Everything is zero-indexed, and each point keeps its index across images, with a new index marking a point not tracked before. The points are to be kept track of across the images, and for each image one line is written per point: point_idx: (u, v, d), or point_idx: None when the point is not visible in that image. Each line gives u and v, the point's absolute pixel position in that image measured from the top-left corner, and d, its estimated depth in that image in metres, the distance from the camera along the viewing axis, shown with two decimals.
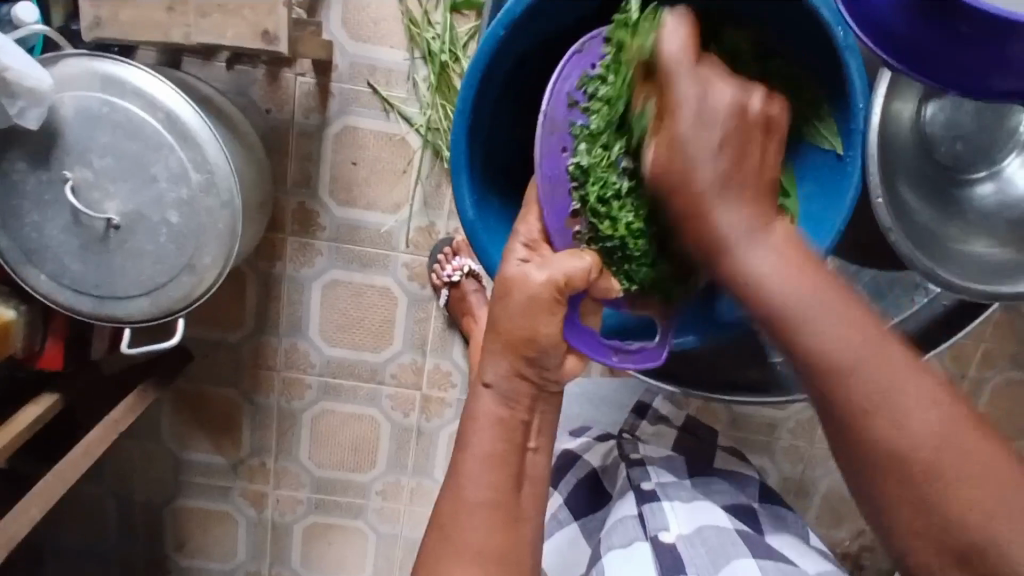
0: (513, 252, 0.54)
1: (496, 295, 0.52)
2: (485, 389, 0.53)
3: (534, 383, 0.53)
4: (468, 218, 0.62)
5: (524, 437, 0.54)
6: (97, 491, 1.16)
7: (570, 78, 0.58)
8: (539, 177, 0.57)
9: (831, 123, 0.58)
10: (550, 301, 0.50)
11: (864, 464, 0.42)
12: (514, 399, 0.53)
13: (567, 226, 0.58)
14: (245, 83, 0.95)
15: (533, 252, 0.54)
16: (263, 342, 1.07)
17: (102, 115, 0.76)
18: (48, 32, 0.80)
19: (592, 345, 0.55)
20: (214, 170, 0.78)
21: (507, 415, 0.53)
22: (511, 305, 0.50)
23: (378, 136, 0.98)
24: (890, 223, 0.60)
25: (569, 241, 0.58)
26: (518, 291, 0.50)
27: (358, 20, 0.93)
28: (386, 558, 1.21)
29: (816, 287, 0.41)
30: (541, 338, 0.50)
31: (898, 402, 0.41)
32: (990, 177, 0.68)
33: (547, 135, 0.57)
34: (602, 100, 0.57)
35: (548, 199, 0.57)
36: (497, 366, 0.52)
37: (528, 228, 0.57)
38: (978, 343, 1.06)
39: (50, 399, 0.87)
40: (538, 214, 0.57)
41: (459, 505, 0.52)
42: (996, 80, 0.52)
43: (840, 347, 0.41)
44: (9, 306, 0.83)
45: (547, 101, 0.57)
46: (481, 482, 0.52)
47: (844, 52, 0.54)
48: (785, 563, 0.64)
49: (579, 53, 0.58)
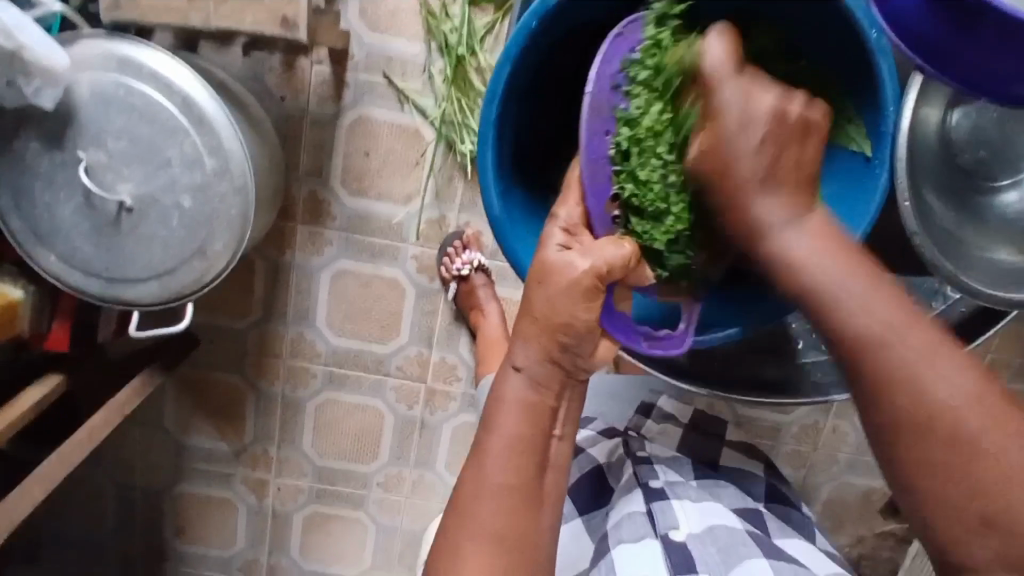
0: (553, 237, 0.53)
1: (533, 278, 0.52)
2: (515, 371, 0.53)
3: (567, 370, 0.53)
4: (495, 214, 0.61)
5: (552, 422, 0.54)
6: (97, 473, 1.16)
7: (613, 62, 0.57)
8: (583, 158, 0.57)
9: (861, 124, 0.58)
10: (590, 288, 0.50)
11: (886, 428, 0.43)
12: (535, 398, 0.53)
13: (607, 209, 0.58)
14: (261, 70, 0.95)
15: (572, 237, 0.53)
16: (270, 329, 1.06)
17: (117, 96, 0.75)
18: (66, 12, 0.79)
19: (625, 330, 0.57)
20: (229, 156, 0.78)
21: (539, 400, 0.53)
22: (549, 291, 0.50)
23: (392, 127, 0.98)
24: (917, 228, 0.60)
25: (608, 226, 0.58)
26: (557, 278, 0.50)
27: (376, 10, 0.93)
28: (385, 550, 1.21)
29: (827, 252, 0.45)
30: (578, 322, 0.50)
31: (921, 381, 0.42)
32: (1013, 185, 0.67)
33: (592, 118, 0.57)
34: (643, 85, 0.57)
35: (590, 180, 0.57)
36: (529, 349, 0.52)
37: (569, 211, 0.56)
38: (984, 353, 1.06)
39: (56, 380, 0.87)
40: (579, 197, 0.57)
41: (472, 495, 0.52)
42: (1016, 85, 0.52)
43: (864, 317, 0.43)
44: (18, 286, 0.84)
45: (591, 81, 0.56)
46: (505, 464, 0.52)
47: (877, 55, 0.54)
48: (797, 565, 0.65)
49: (619, 36, 0.57)
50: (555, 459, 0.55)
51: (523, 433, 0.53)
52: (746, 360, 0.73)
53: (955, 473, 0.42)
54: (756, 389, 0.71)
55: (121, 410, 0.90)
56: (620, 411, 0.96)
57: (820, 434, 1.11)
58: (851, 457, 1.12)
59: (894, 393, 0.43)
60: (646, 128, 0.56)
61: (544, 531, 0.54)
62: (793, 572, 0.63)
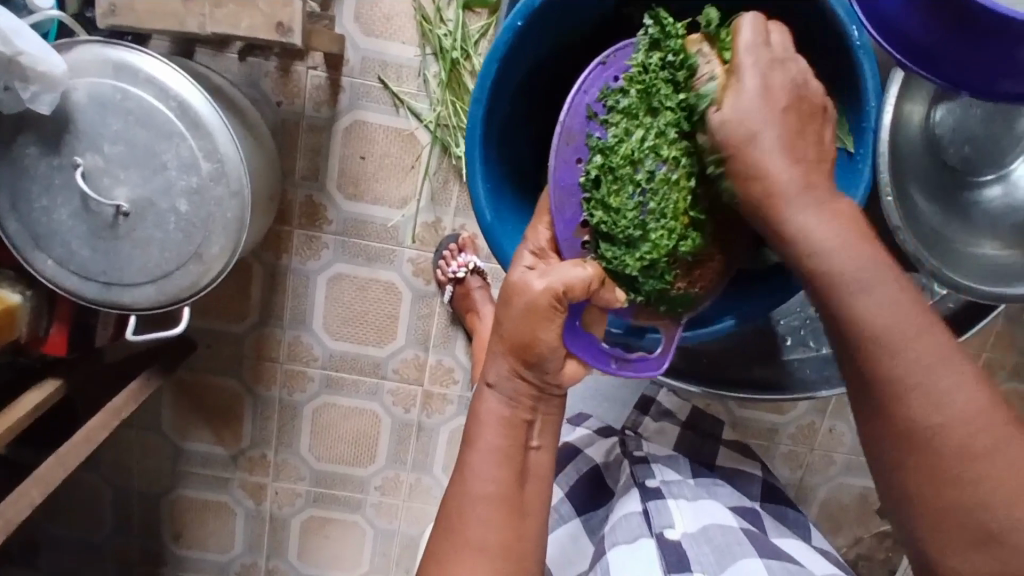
0: (521, 260, 0.53)
1: (500, 298, 0.51)
2: (488, 390, 0.53)
3: (535, 386, 0.53)
4: (486, 222, 0.62)
5: (527, 435, 0.54)
6: (95, 477, 1.16)
7: (591, 90, 0.56)
8: (551, 185, 0.56)
9: (842, 123, 0.58)
10: (548, 308, 0.49)
11: (887, 433, 0.47)
12: (517, 399, 0.53)
13: (578, 235, 0.57)
14: (257, 75, 0.96)
15: (538, 261, 0.54)
16: (267, 333, 1.07)
17: (114, 101, 0.76)
18: (64, 18, 0.80)
19: (592, 351, 0.54)
20: (224, 160, 0.78)
21: (511, 416, 0.53)
22: (512, 311, 0.50)
23: (388, 131, 0.98)
24: (899, 222, 0.60)
25: (577, 251, 0.57)
26: (517, 299, 0.49)
27: (371, 15, 0.94)
28: (383, 554, 1.21)
29: (850, 248, 0.47)
30: (540, 344, 0.50)
31: (933, 387, 0.45)
32: (997, 181, 0.68)
33: (563, 146, 0.56)
34: (622, 112, 0.55)
35: (558, 208, 0.57)
36: (498, 367, 0.52)
37: (537, 237, 0.56)
38: (980, 352, 1.06)
39: (52, 384, 0.87)
40: (548, 222, 0.57)
41: (464, 494, 0.53)
42: (1003, 80, 0.53)
43: (883, 324, 0.46)
44: (15, 290, 0.84)
45: (564, 109, 0.56)
46: (488, 477, 0.53)
47: (857, 51, 0.55)
48: (791, 564, 0.64)
49: (601, 65, 0.57)
50: (533, 470, 0.55)
51: (511, 437, 0.54)
52: (735, 362, 0.74)
53: (946, 485, 0.46)
54: (742, 386, 0.72)
55: (118, 413, 0.90)
56: (616, 412, 0.97)
57: (817, 435, 1.11)
58: (848, 458, 1.12)
59: (901, 403, 0.46)
60: (620, 154, 0.54)
61: (534, 530, 0.54)
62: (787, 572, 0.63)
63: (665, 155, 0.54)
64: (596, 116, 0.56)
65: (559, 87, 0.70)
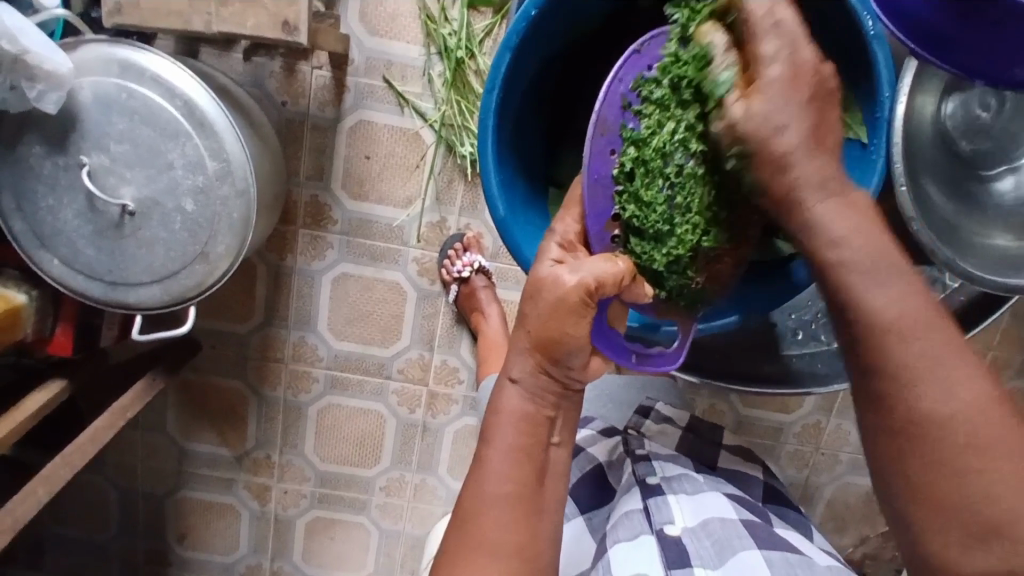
0: (547, 252, 0.52)
1: (526, 293, 0.50)
2: (511, 384, 0.53)
3: (560, 382, 0.52)
4: (501, 215, 0.61)
5: (549, 433, 0.54)
6: (99, 479, 1.16)
7: (625, 79, 0.56)
8: (585, 178, 0.56)
9: (855, 112, 0.59)
10: (578, 304, 0.48)
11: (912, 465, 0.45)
12: (541, 395, 0.52)
13: (607, 229, 0.57)
14: (261, 75, 0.96)
15: (566, 253, 0.52)
16: (272, 333, 1.07)
17: (120, 100, 0.76)
18: (69, 17, 0.80)
19: (614, 347, 0.55)
20: (230, 159, 0.78)
21: (535, 412, 0.52)
22: (540, 306, 0.49)
23: (392, 130, 0.98)
24: (915, 213, 0.60)
25: (606, 245, 0.57)
26: (547, 292, 0.48)
27: (375, 15, 0.94)
28: (388, 555, 1.21)
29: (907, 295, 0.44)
30: (568, 339, 0.49)
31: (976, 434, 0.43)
32: (1009, 171, 0.68)
33: (597, 136, 0.56)
34: (655, 104, 0.55)
35: (591, 200, 0.56)
36: (523, 363, 0.52)
37: (566, 227, 0.56)
38: (986, 351, 1.06)
39: (58, 385, 0.87)
40: (578, 216, 0.56)
41: (476, 494, 0.52)
42: (1019, 70, 0.52)
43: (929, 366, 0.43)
44: (20, 290, 0.84)
45: (598, 99, 0.56)
46: (503, 476, 0.52)
47: (872, 41, 0.54)
48: (792, 555, 0.63)
49: (636, 53, 0.56)
50: (553, 467, 0.55)
51: (529, 436, 0.53)
52: (741, 354, 0.74)
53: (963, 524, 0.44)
54: (759, 381, 0.72)
55: (124, 414, 0.89)
56: (620, 413, 0.96)
57: (823, 434, 1.11)
58: (854, 457, 1.12)
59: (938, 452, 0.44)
60: (653, 147, 0.54)
61: (547, 529, 0.54)
62: (788, 566, 0.62)
63: (693, 149, 0.53)
64: (631, 108, 0.56)
65: (566, 78, 0.69)
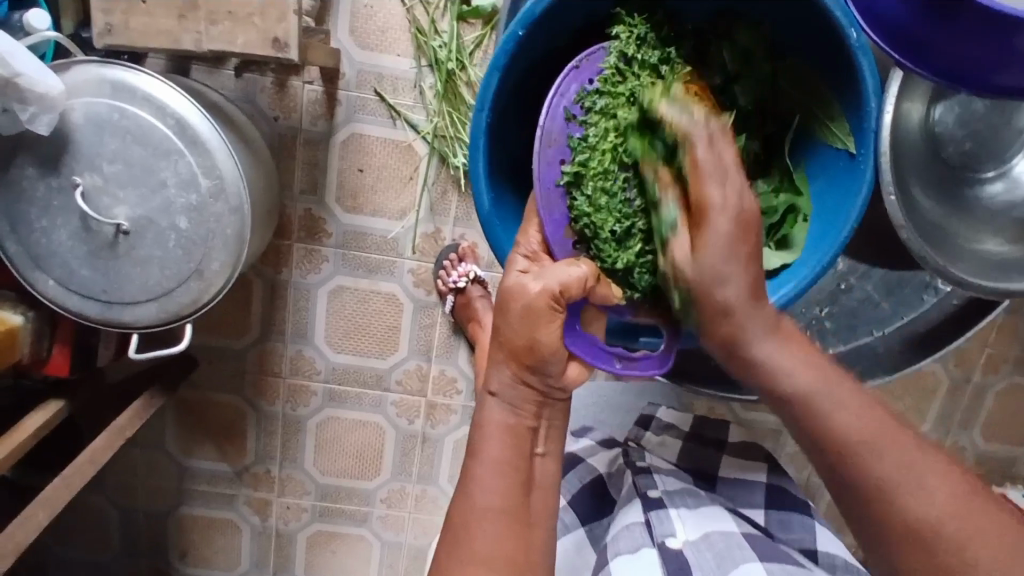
0: (515, 262, 0.53)
1: (497, 303, 0.51)
2: (491, 397, 0.54)
3: (540, 391, 0.53)
4: (484, 207, 0.61)
5: (532, 443, 0.55)
6: (99, 497, 1.15)
7: (567, 93, 0.58)
8: (537, 189, 0.57)
9: (845, 123, 0.59)
10: (546, 309, 0.49)
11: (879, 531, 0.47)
12: (520, 405, 0.54)
13: (567, 236, 0.58)
14: (253, 91, 0.96)
15: (532, 262, 0.55)
16: (270, 348, 1.07)
17: (111, 120, 0.76)
18: (59, 39, 0.81)
19: (592, 351, 0.52)
20: (223, 176, 0.78)
21: (515, 423, 0.54)
22: (510, 315, 0.50)
23: (385, 143, 0.99)
24: (903, 219, 0.60)
25: (569, 251, 0.58)
26: (515, 301, 0.49)
27: (365, 29, 0.94)
28: (390, 567, 1.20)
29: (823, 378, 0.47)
30: (541, 347, 0.50)
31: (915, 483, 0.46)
32: (999, 177, 0.69)
33: (544, 149, 0.58)
34: (599, 113, 0.57)
35: (546, 209, 0.57)
36: (502, 376, 0.53)
37: (528, 241, 0.58)
38: (982, 347, 1.06)
39: (56, 405, 0.87)
40: (537, 227, 0.58)
41: (469, 506, 0.53)
42: (1000, 75, 0.53)
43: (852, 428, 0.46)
44: (16, 311, 0.84)
45: (543, 114, 0.58)
46: (495, 490, 0.52)
47: (856, 52, 0.54)
48: (791, 566, 0.64)
49: (576, 68, 0.58)
50: (539, 478, 0.55)
51: (514, 448, 0.54)
52: None
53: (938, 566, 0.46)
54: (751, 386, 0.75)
55: (123, 432, 0.89)
56: (620, 419, 0.97)
57: None
58: None
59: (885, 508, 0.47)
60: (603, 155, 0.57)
61: (541, 538, 0.54)
62: None
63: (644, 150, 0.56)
64: (576, 117, 0.58)
65: None
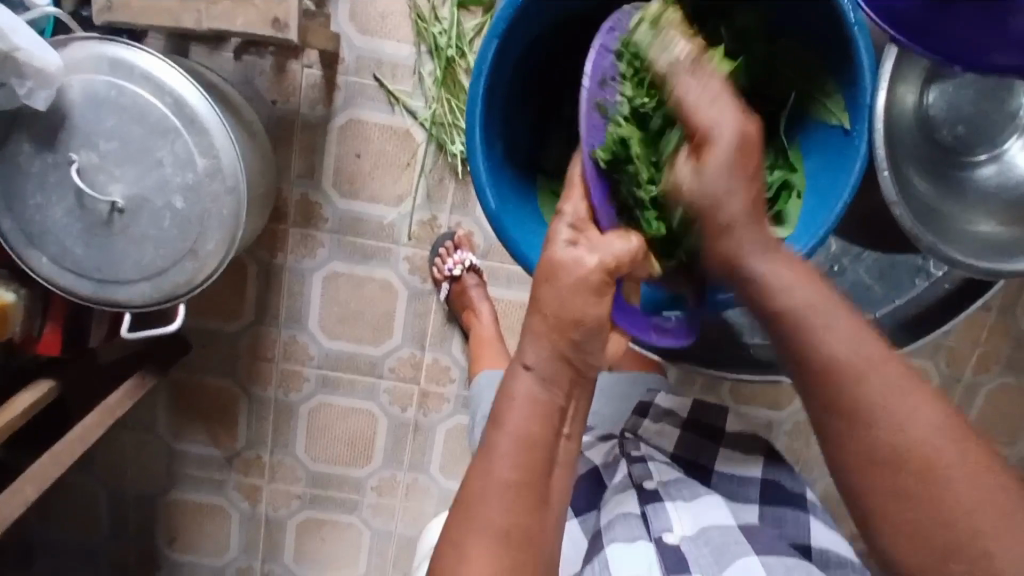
0: (560, 233, 0.53)
1: (541, 277, 0.52)
2: (524, 370, 0.52)
3: (576, 367, 0.52)
4: (491, 208, 0.61)
5: (560, 420, 0.52)
6: (88, 480, 1.15)
7: (605, 57, 0.60)
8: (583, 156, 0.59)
9: (839, 101, 0.60)
10: (598, 284, 0.50)
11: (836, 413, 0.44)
12: (555, 382, 0.52)
13: (608, 205, 0.60)
14: (252, 74, 0.96)
15: (578, 233, 0.54)
16: (263, 332, 1.06)
17: (109, 98, 0.76)
18: (59, 14, 0.80)
19: (635, 322, 0.59)
20: (220, 156, 0.78)
21: (539, 409, 0.52)
22: (558, 287, 0.50)
23: (383, 129, 0.99)
24: (896, 196, 0.61)
25: (612, 221, 0.59)
26: (566, 275, 0.50)
27: (366, 14, 0.95)
28: (379, 556, 1.20)
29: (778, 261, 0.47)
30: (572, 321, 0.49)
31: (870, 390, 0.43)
32: (991, 160, 0.69)
33: (588, 116, 0.59)
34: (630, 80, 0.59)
35: (590, 179, 0.59)
36: (539, 348, 0.51)
37: (575, 207, 0.56)
38: (973, 347, 1.07)
39: (48, 384, 0.87)
40: (583, 193, 0.58)
41: (480, 486, 0.51)
42: (998, 54, 0.53)
43: (810, 311, 0.45)
44: (9, 289, 0.83)
45: (586, 74, 0.59)
46: (507, 468, 0.51)
47: (854, 29, 0.55)
48: (788, 556, 0.64)
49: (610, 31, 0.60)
50: None
51: (537, 431, 0.51)
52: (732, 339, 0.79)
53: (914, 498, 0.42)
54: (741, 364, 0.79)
55: (113, 412, 0.89)
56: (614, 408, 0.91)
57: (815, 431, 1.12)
58: None
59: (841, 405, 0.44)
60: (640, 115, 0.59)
61: (554, 522, 0.52)
62: (786, 569, 0.62)
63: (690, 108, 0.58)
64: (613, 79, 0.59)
65: (555, 69, 0.71)
